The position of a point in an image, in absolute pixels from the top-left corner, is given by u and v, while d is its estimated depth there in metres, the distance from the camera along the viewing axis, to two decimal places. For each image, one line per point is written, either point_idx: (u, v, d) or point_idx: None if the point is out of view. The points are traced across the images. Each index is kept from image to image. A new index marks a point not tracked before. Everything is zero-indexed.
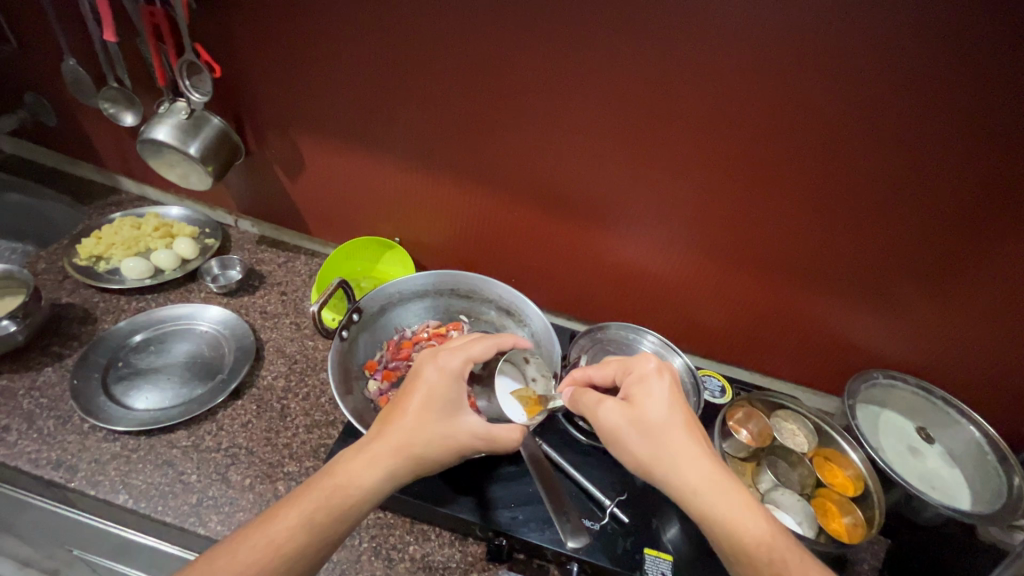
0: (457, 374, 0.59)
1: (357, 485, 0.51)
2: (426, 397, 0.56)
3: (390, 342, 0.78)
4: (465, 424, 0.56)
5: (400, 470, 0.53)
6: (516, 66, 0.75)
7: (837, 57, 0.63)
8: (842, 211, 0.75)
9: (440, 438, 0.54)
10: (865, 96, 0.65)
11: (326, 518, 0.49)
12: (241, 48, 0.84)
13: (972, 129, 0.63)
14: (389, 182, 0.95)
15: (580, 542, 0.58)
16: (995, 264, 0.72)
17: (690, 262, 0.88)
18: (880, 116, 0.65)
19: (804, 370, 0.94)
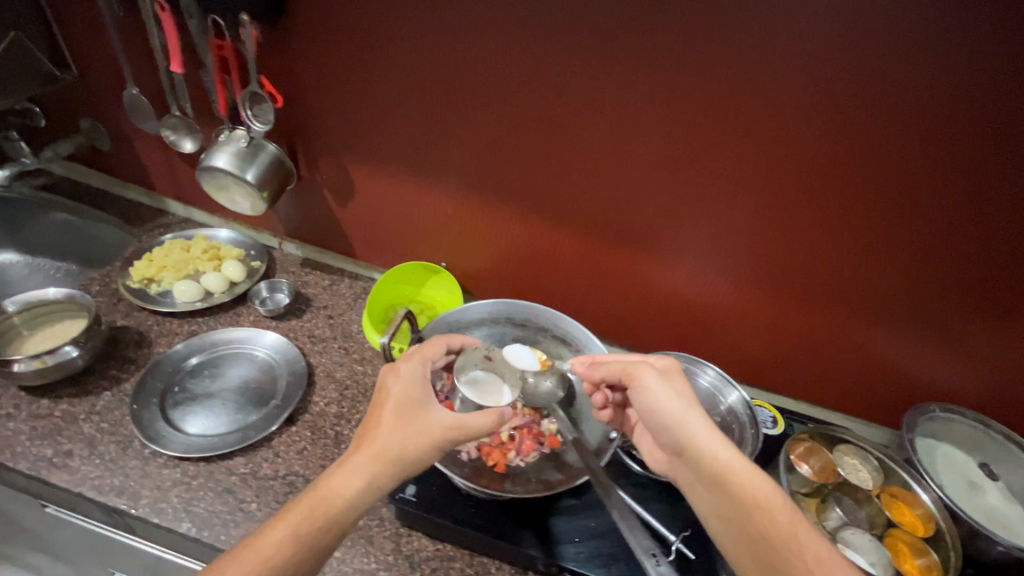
0: (422, 378, 0.61)
1: (340, 493, 0.51)
2: (395, 405, 0.58)
3: None
4: (434, 420, 0.57)
5: (381, 475, 0.53)
6: (577, 99, 0.76)
7: (904, 95, 0.64)
8: (903, 245, 0.75)
9: (411, 440, 0.55)
10: (932, 132, 0.65)
11: (319, 529, 0.50)
12: (301, 79, 0.85)
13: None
14: (439, 209, 0.96)
15: None
16: None
17: (742, 292, 0.88)
18: (947, 152, 0.66)
19: (855, 400, 0.93)
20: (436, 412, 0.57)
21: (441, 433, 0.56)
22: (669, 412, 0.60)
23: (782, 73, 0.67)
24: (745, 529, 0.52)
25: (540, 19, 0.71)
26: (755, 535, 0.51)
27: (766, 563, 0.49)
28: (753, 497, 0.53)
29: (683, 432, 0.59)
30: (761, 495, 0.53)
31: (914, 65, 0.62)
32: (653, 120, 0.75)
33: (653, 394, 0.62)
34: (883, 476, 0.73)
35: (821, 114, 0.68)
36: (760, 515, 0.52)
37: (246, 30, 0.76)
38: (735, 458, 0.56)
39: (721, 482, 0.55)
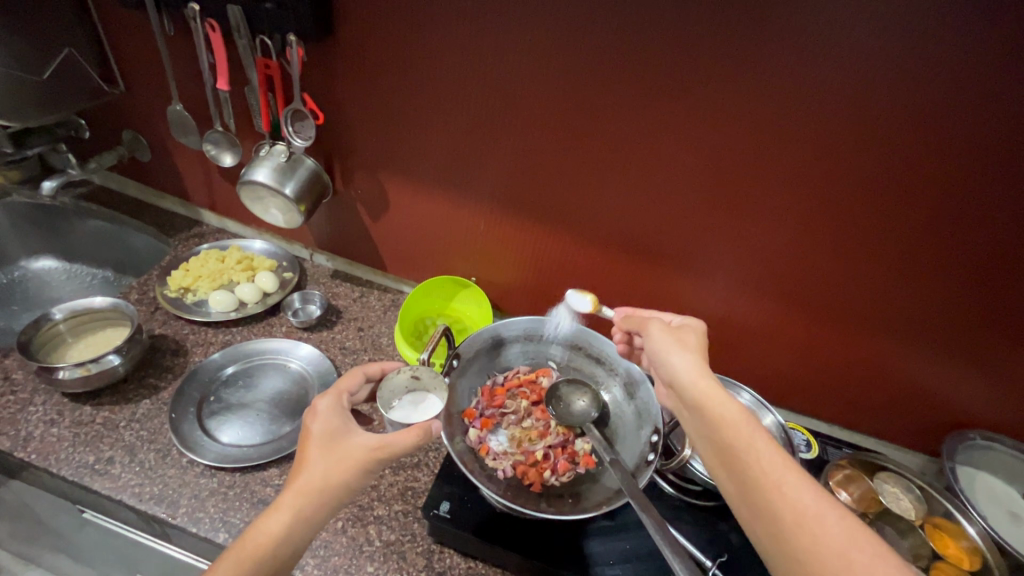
0: (341, 408, 0.59)
1: (266, 535, 0.50)
2: (317, 439, 0.55)
3: (484, 387, 0.81)
4: (356, 446, 0.54)
5: (309, 510, 0.51)
6: (615, 123, 0.75)
7: (964, 127, 0.61)
8: (954, 277, 0.72)
9: (335, 472, 0.53)
10: (994, 165, 0.62)
11: (251, 574, 0.48)
12: (340, 98, 0.87)
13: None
14: (470, 225, 0.97)
15: None
16: None
17: (777, 315, 0.87)
18: (1008, 186, 0.63)
19: (889, 424, 0.92)
20: (359, 437, 0.55)
21: (362, 457, 0.54)
22: (661, 351, 0.60)
23: (832, 104, 0.64)
24: (716, 447, 0.50)
25: (580, 44, 0.70)
26: (725, 452, 0.49)
27: (736, 478, 0.48)
28: (726, 420, 0.51)
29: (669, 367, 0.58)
30: (731, 414, 0.51)
31: (977, 97, 0.59)
32: (693, 146, 0.73)
33: (652, 338, 0.61)
34: (926, 506, 0.73)
35: (871, 142, 0.66)
36: (727, 431, 0.50)
37: (292, 50, 0.78)
38: (709, 382, 0.54)
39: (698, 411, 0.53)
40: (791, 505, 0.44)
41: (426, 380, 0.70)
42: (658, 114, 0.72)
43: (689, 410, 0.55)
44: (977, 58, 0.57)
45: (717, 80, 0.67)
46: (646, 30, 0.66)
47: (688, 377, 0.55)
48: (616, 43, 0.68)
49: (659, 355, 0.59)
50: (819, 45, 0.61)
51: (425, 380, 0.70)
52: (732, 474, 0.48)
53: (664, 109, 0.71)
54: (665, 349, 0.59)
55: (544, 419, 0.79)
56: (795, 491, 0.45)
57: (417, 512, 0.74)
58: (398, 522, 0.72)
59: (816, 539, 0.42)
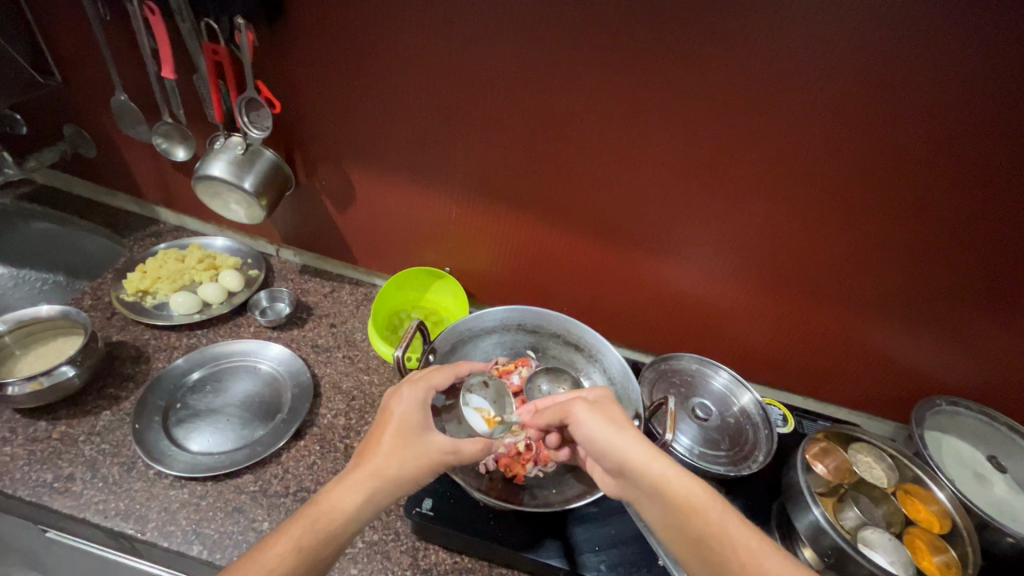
0: (423, 403, 0.59)
1: (337, 510, 0.49)
2: (399, 425, 0.56)
3: None
4: (435, 442, 0.55)
5: (379, 492, 0.51)
6: (588, 104, 0.73)
7: (935, 101, 0.61)
8: (918, 252, 0.74)
9: (415, 462, 0.53)
10: (963, 137, 0.63)
11: (322, 542, 0.47)
12: (297, 84, 0.83)
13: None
14: (442, 213, 0.94)
15: None
16: None
17: (752, 294, 0.88)
18: (976, 160, 0.64)
19: (859, 394, 0.94)
20: (433, 435, 0.56)
21: (438, 456, 0.54)
22: (602, 441, 0.57)
23: (806, 80, 0.63)
24: (688, 542, 0.50)
25: (547, 22, 0.67)
26: (700, 542, 0.49)
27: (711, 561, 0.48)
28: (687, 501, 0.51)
29: (618, 457, 0.56)
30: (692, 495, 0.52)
31: (948, 70, 0.59)
32: (666, 127, 0.72)
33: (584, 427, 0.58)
34: (898, 474, 0.75)
35: (844, 118, 0.65)
36: (696, 520, 0.50)
37: (241, 34, 0.73)
38: (665, 468, 0.54)
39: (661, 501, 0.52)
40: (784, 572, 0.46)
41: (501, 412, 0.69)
42: (631, 94, 0.70)
43: (647, 500, 0.54)
44: (944, 30, 0.56)
45: (685, 59, 0.65)
46: (616, 5, 0.63)
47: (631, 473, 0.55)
48: (586, 20, 0.65)
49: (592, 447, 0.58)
50: (792, 18, 0.59)
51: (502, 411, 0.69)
52: (712, 570, 0.48)
53: (635, 89, 0.70)
54: (613, 436, 0.57)
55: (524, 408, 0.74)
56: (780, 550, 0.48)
57: (399, 510, 0.72)
58: (381, 522, 0.70)
59: None
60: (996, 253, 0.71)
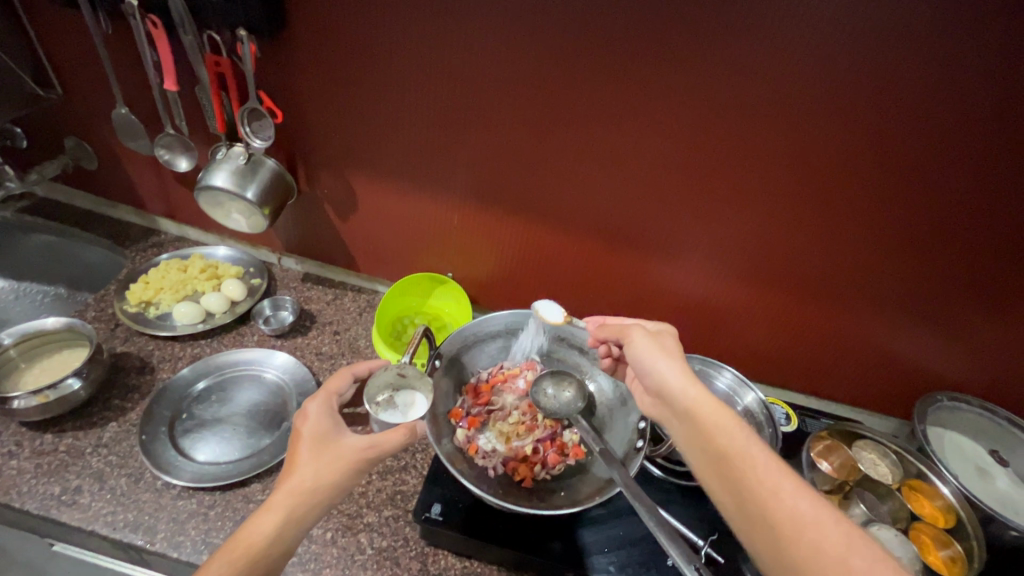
0: (331, 412, 0.59)
1: (255, 535, 0.49)
2: (308, 440, 0.55)
3: (469, 386, 0.78)
4: (348, 444, 0.55)
5: (300, 508, 0.51)
6: (587, 109, 0.74)
7: (930, 101, 0.62)
8: (916, 249, 0.75)
9: (327, 471, 0.53)
10: (958, 136, 0.64)
11: (245, 569, 0.47)
12: (299, 94, 0.83)
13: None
14: (443, 219, 0.94)
15: None
16: None
17: (753, 294, 0.88)
18: (971, 158, 0.65)
19: (860, 391, 0.95)
20: (347, 438, 0.56)
21: (354, 457, 0.54)
22: (646, 357, 0.60)
23: (804, 83, 0.64)
24: (708, 457, 0.50)
25: (546, 31, 0.68)
26: (718, 459, 0.49)
27: (727, 478, 0.48)
28: (713, 421, 0.51)
29: (658, 374, 0.58)
30: (721, 419, 0.51)
31: (943, 71, 0.60)
32: (665, 131, 0.73)
33: (638, 344, 0.61)
34: (902, 470, 0.76)
35: (840, 119, 0.66)
36: (719, 438, 0.50)
37: (243, 45, 0.74)
38: (700, 392, 0.54)
39: (688, 418, 0.53)
40: (789, 512, 0.44)
41: (413, 379, 0.68)
42: (630, 99, 0.71)
43: (677, 417, 0.55)
44: (936, 32, 0.58)
45: (682, 64, 0.66)
46: (614, 13, 0.64)
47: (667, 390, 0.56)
48: (584, 27, 0.66)
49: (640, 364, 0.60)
50: (789, 22, 0.60)
51: (412, 379, 0.68)
52: (726, 482, 0.48)
53: (634, 93, 0.70)
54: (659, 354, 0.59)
55: (531, 412, 0.76)
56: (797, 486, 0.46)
57: (408, 515, 0.72)
58: (389, 528, 0.71)
59: (813, 546, 0.42)
60: (992, 248, 0.72)
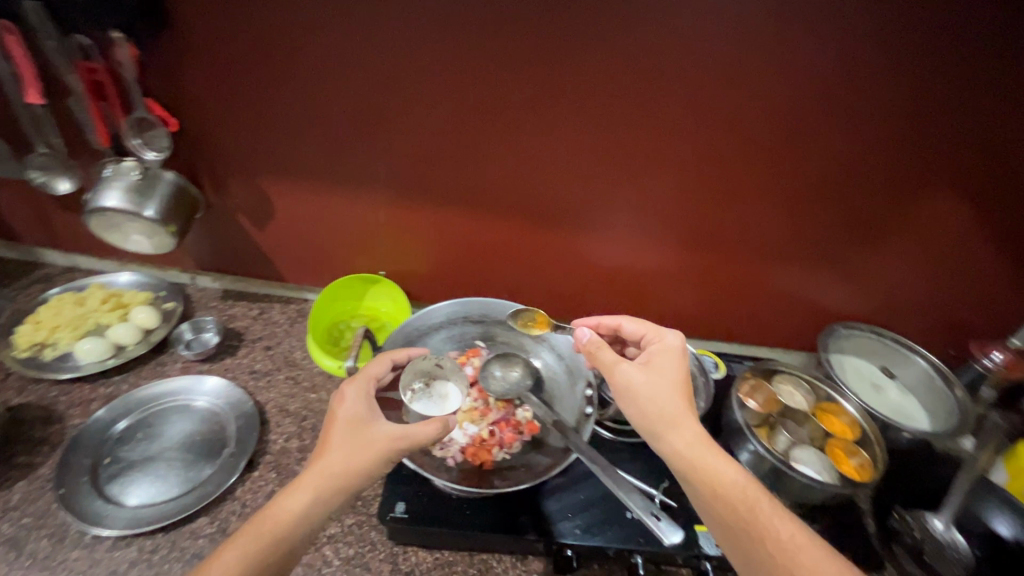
0: (366, 395, 0.61)
1: (283, 514, 0.51)
2: (345, 423, 0.57)
3: None
4: (380, 431, 0.57)
5: (328, 493, 0.52)
6: (500, 91, 0.75)
7: (802, 63, 0.69)
8: (807, 197, 0.84)
9: (360, 455, 0.55)
10: (827, 93, 0.72)
11: (266, 547, 0.49)
12: (191, 97, 0.77)
13: (916, 119, 0.73)
14: (369, 217, 0.92)
15: (679, 538, 0.54)
16: (923, 217, 0.84)
17: (673, 256, 0.95)
18: (841, 112, 0.73)
19: (776, 331, 1.05)
20: (382, 424, 0.57)
21: (388, 442, 0.56)
22: (641, 417, 0.60)
23: (695, 53, 0.69)
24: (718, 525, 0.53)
25: (449, 15, 0.68)
26: (728, 526, 0.52)
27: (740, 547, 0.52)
28: (717, 489, 0.54)
29: (653, 434, 0.59)
30: (727, 490, 0.53)
31: (809, 35, 0.67)
32: (576, 108, 0.76)
33: (629, 400, 0.61)
34: (814, 396, 0.85)
35: (730, 85, 0.72)
36: (727, 509, 0.53)
37: (121, 48, 0.70)
38: (702, 456, 0.56)
39: (692, 485, 0.55)
40: None
41: (448, 370, 0.76)
42: (539, 79, 0.73)
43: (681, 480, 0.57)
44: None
45: (584, 42, 0.69)
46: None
47: (685, 438, 0.57)
48: (487, 10, 0.67)
49: (653, 399, 0.60)
50: None
51: (448, 370, 0.76)
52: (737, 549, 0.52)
53: (542, 73, 0.72)
54: (653, 417, 0.59)
55: (483, 398, 0.77)
56: (806, 559, 0.49)
57: (373, 518, 0.72)
58: (354, 535, 0.70)
59: None
60: (864, 191, 0.82)
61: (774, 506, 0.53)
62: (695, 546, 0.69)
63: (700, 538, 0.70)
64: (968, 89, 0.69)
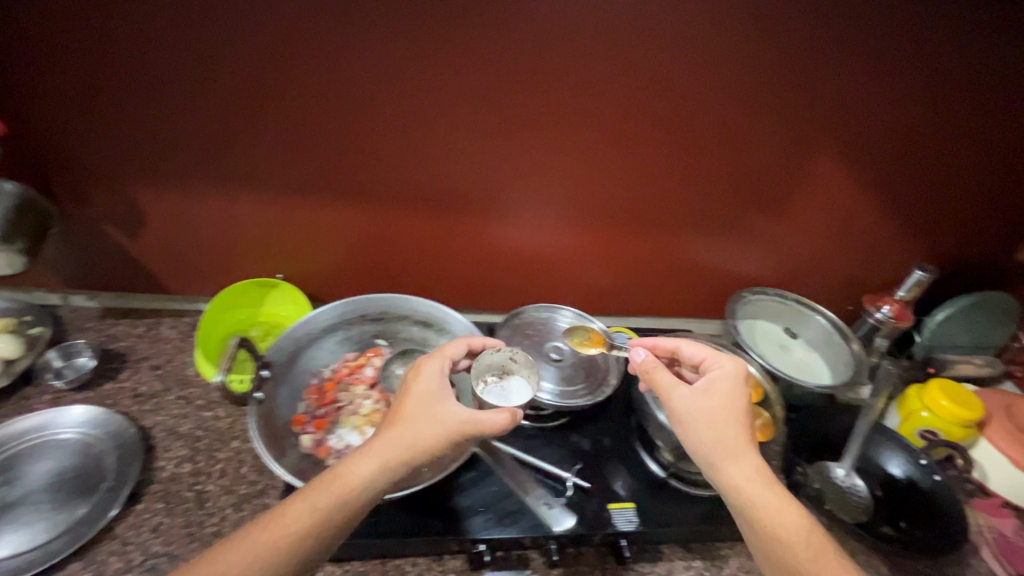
0: (442, 374, 0.62)
1: (352, 480, 0.53)
2: (418, 398, 0.59)
3: (311, 387, 0.71)
4: (449, 412, 0.58)
5: (397, 463, 0.54)
6: (371, 69, 0.72)
7: (658, 26, 0.72)
8: (693, 163, 0.86)
9: (430, 432, 0.56)
10: (689, 55, 0.75)
11: (337, 508, 0.52)
12: (26, 92, 0.70)
13: (775, 78, 0.78)
14: (256, 216, 0.86)
15: (565, 526, 0.66)
16: (800, 174, 0.89)
17: (579, 234, 0.94)
18: (705, 74, 0.77)
19: (689, 301, 1.07)
20: (452, 407, 0.59)
21: (456, 424, 0.57)
22: (698, 449, 0.60)
23: (557, 21, 0.70)
24: (764, 556, 0.55)
25: None
26: (780, 559, 0.54)
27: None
28: (772, 528, 0.55)
29: (709, 468, 0.59)
30: (780, 529, 0.55)
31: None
32: (453, 83, 0.74)
33: (692, 432, 0.60)
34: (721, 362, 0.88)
35: (597, 52, 0.74)
36: (780, 547, 0.54)
37: None
38: (763, 496, 0.56)
39: (745, 520, 0.56)
40: None
41: (522, 367, 0.72)
42: (409, 54, 0.71)
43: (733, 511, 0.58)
44: None
45: (446, 12, 0.68)
46: None
47: (740, 472, 0.57)
48: None
49: (715, 429, 0.59)
50: None
51: (521, 366, 0.72)
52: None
53: (410, 48, 0.71)
54: (715, 454, 0.58)
55: (385, 399, 0.71)
56: None
57: None
58: None
59: None
60: (744, 153, 0.85)
61: (823, 549, 0.54)
62: (609, 524, 0.70)
63: (613, 515, 0.71)
64: (810, 44, 0.75)
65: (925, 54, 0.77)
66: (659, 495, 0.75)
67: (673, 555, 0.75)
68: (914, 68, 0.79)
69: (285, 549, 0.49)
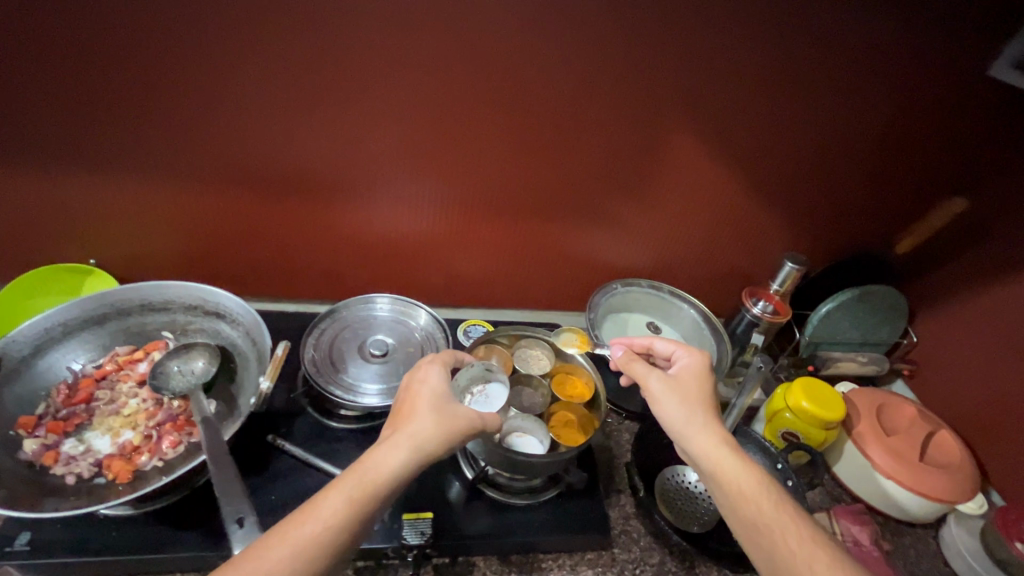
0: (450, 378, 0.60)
1: (381, 474, 0.49)
2: (431, 397, 0.57)
3: (59, 385, 0.66)
4: (465, 412, 0.57)
5: (413, 462, 0.51)
6: (133, 30, 0.63)
7: None
8: (535, 143, 0.78)
9: (447, 432, 0.54)
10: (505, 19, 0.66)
11: (362, 504, 0.48)
12: None
13: (615, 50, 0.69)
14: (48, 197, 0.77)
15: None
16: (658, 156, 0.81)
17: (425, 218, 0.86)
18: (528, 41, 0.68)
19: (559, 292, 1.01)
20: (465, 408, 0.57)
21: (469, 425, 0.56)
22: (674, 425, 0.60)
23: None
24: (738, 524, 0.53)
25: None
26: (749, 528, 0.52)
27: (756, 547, 0.51)
28: (739, 492, 0.53)
29: (680, 437, 0.59)
30: (748, 494, 0.53)
31: None
32: (235, 48, 0.65)
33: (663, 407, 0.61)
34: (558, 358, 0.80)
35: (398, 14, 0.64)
36: (749, 510, 0.52)
37: None
38: (732, 461, 0.55)
39: (716, 490, 0.55)
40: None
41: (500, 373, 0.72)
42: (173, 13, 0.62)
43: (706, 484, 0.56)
44: None
45: None
46: None
47: (703, 443, 0.57)
48: None
49: (679, 407, 0.60)
50: None
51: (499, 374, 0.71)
52: (757, 550, 0.51)
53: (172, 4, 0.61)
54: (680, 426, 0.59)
55: (153, 398, 0.67)
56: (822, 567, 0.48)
57: None
58: None
59: None
60: (590, 132, 0.77)
61: (791, 514, 0.52)
62: (397, 537, 0.65)
63: (404, 527, 0.65)
64: (643, 9, 0.66)
65: (783, 27, 0.69)
66: (477, 507, 0.71)
67: (487, 567, 0.68)
68: (776, 38, 0.70)
69: (321, 548, 0.45)
